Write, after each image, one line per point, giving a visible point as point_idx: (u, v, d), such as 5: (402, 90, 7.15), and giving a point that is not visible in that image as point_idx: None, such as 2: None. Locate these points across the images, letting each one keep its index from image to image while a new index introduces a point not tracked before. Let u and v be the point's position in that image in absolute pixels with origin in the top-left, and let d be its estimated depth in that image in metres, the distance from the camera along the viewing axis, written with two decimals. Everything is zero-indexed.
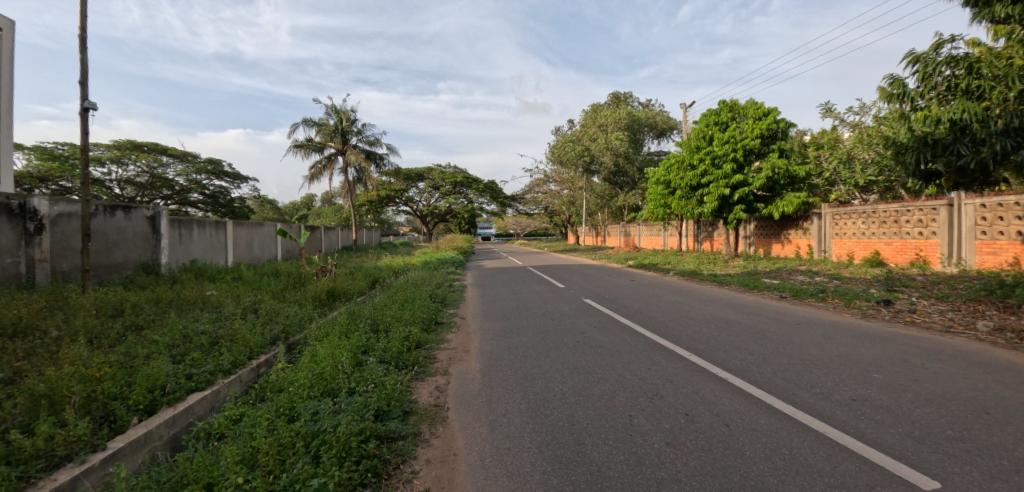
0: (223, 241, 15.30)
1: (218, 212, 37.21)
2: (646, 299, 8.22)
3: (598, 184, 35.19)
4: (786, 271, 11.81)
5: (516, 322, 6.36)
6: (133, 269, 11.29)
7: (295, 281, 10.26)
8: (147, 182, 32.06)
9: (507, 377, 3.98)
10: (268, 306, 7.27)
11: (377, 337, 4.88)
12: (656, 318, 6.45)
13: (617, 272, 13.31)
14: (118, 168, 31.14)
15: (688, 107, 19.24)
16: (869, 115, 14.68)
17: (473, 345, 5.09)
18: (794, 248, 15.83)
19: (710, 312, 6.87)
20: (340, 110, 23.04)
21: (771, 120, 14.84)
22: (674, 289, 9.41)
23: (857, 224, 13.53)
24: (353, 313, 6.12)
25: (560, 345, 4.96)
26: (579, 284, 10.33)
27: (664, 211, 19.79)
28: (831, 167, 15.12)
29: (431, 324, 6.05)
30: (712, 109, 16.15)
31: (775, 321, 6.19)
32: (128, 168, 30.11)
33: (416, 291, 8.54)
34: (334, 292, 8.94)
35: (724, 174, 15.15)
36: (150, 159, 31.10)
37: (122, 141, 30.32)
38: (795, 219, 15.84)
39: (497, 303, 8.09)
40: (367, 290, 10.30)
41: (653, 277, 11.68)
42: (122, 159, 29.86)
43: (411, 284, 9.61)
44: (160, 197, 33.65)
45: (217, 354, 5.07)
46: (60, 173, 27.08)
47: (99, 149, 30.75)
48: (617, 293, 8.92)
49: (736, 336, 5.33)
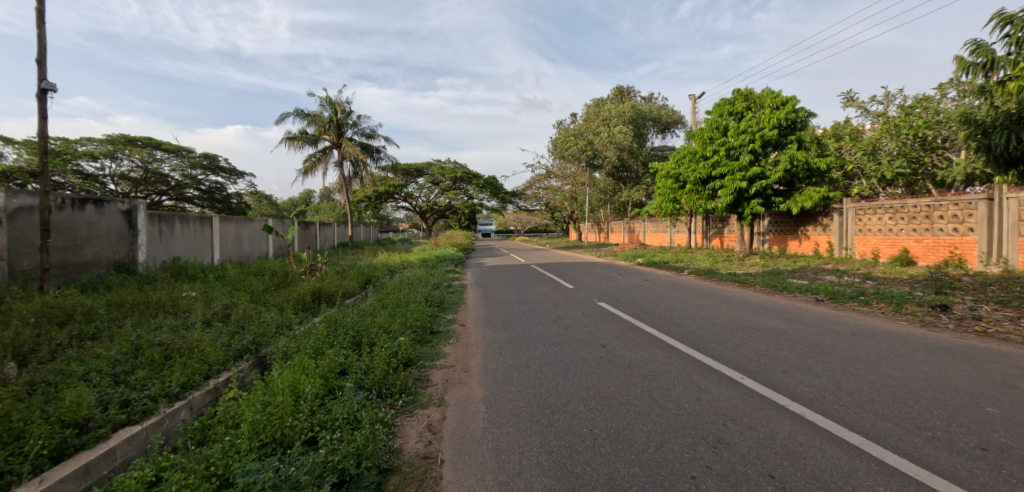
0: (208, 237, 14.43)
1: (212, 208, 36.41)
2: (667, 302, 7.36)
3: (601, 180, 34.31)
4: (812, 270, 10.98)
5: (524, 330, 5.52)
6: (107, 268, 10.44)
7: (279, 281, 9.39)
8: (141, 178, 31.17)
9: (519, 409, 3.14)
10: (242, 311, 6.43)
11: (357, 354, 4.01)
12: (686, 326, 5.60)
13: (627, 271, 12.47)
14: (110, 162, 30.31)
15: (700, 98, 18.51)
16: (895, 104, 13.74)
17: (474, 362, 4.24)
18: (813, 245, 14.96)
19: (745, 319, 6.01)
20: (335, 101, 22.13)
21: (790, 110, 13.93)
22: (695, 290, 8.55)
23: (884, 220, 12.66)
24: (334, 321, 5.28)
25: (578, 363, 4.11)
26: (589, 285, 9.46)
27: (672, 207, 18.87)
28: (853, 160, 14.19)
29: (425, 334, 5.20)
30: (726, 98, 15.23)
31: (824, 330, 5.34)
32: (121, 163, 29.27)
33: (411, 292, 7.72)
34: (319, 294, 8.08)
35: (740, 167, 14.24)
36: (145, 154, 30.07)
37: (115, 135, 29.44)
38: (814, 214, 14.97)
39: (501, 306, 7.23)
40: (357, 290, 9.46)
41: (667, 277, 10.82)
42: (114, 154, 29.02)
43: (405, 285, 8.74)
44: (154, 193, 32.82)
45: (167, 373, 4.23)
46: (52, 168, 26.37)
47: (90, 143, 29.91)
48: (634, 296, 8.05)
49: (787, 350, 4.48)
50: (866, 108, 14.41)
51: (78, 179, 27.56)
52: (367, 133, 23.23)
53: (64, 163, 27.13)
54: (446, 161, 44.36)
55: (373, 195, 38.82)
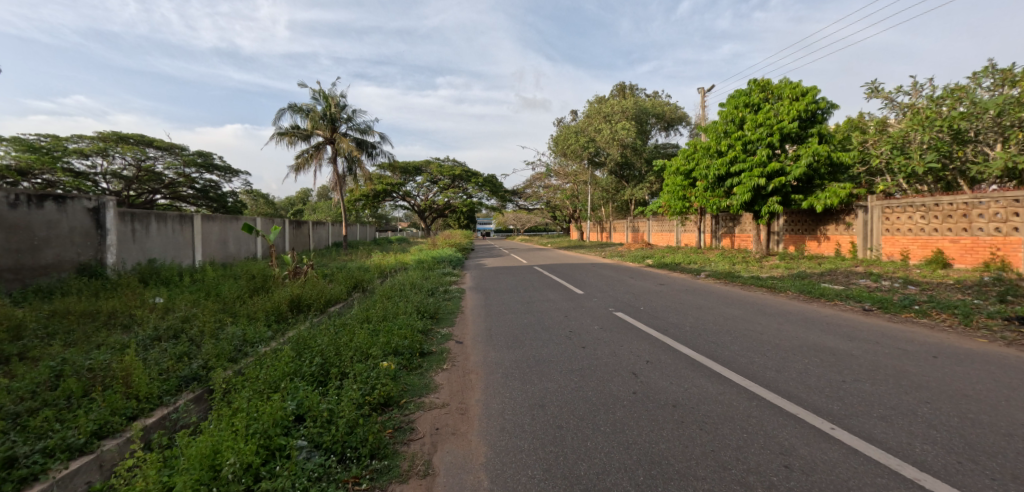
0: (189, 237, 13.49)
1: (207, 207, 35.44)
2: (693, 312, 6.46)
3: (603, 178, 33.38)
4: (842, 273, 10.08)
5: (533, 348, 4.62)
6: (71, 271, 9.48)
7: (257, 286, 8.44)
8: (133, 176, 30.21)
9: (538, 484, 2.23)
10: (203, 325, 5.49)
11: (320, 391, 3.09)
12: (726, 343, 4.70)
13: (639, 273, 11.54)
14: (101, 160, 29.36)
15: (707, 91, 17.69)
16: (923, 96, 12.91)
17: (473, 400, 3.32)
18: (834, 246, 14.05)
19: (793, 334, 5.11)
20: (328, 95, 21.14)
21: (811, 101, 12.97)
22: (721, 297, 7.64)
23: (914, 219, 11.73)
24: (302, 340, 4.34)
25: (608, 402, 3.21)
26: (601, 290, 8.53)
27: (682, 205, 17.95)
28: (878, 154, 13.24)
29: (412, 356, 4.27)
30: (742, 89, 14.23)
31: (897, 351, 4.44)
32: (112, 161, 28.29)
33: (403, 301, 6.80)
34: (298, 303, 7.14)
35: (758, 162, 13.25)
36: (136, 152, 29.08)
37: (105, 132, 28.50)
38: (835, 212, 14.04)
39: (503, 317, 6.29)
40: (343, 297, 8.53)
41: (684, 280, 9.91)
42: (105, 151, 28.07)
43: (397, 291, 7.80)
44: (145, 191, 31.86)
45: (78, 414, 3.31)
46: (40, 166, 25.39)
47: (79, 140, 28.92)
48: (654, 304, 7.12)
49: (868, 381, 3.58)
50: (892, 99, 13.53)
51: (67, 177, 26.59)
52: (362, 129, 22.27)
53: (53, 161, 26.15)
54: (445, 160, 43.41)
55: (370, 194, 37.87)
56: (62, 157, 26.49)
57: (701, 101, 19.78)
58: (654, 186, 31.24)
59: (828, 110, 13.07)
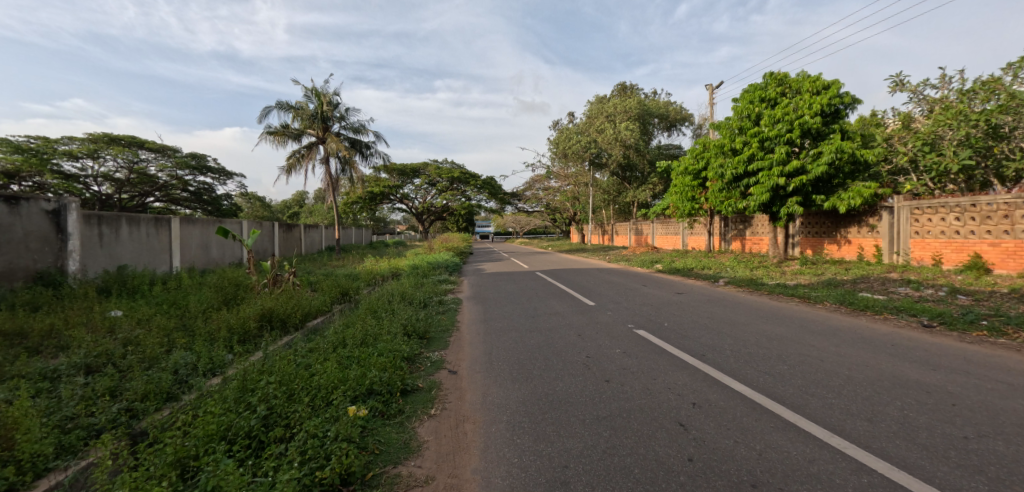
0: (166, 242, 12.54)
1: (202, 210, 34.42)
2: (726, 328, 5.56)
3: (605, 180, 32.52)
4: (878, 280, 9.19)
5: (543, 382, 3.71)
6: (25, 280, 8.53)
7: (227, 298, 7.48)
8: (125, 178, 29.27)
9: None
10: (146, 348, 4.57)
11: (247, 472, 2.17)
12: (783, 375, 3.80)
13: (652, 280, 10.63)
14: (92, 161, 28.42)
15: (715, 89, 16.89)
16: (952, 89, 12.07)
17: (467, 473, 2.40)
18: (857, 249, 13.16)
19: (860, 361, 4.22)
20: (320, 93, 20.23)
21: (833, 95, 12.12)
22: (752, 309, 6.74)
23: (947, 220, 10.83)
24: (250, 376, 3.41)
25: (656, 477, 2.30)
26: (615, 300, 7.61)
27: (691, 206, 17.08)
28: (905, 151, 12.36)
29: (390, 397, 3.34)
30: (757, 83, 13.35)
31: (1004, 387, 3.54)
32: (102, 163, 27.34)
33: (390, 316, 5.87)
34: (270, 318, 6.20)
35: (777, 161, 12.34)
36: (128, 154, 28.17)
37: (96, 133, 27.61)
38: (857, 214, 13.14)
39: (505, 336, 5.35)
40: (326, 309, 7.59)
41: (703, 289, 9.02)
42: (95, 153, 27.14)
43: (383, 303, 6.87)
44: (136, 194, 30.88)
45: None
46: (28, 168, 24.49)
47: (69, 141, 27.99)
48: (677, 318, 6.20)
49: (999, 438, 2.69)
50: (919, 93, 12.70)
51: (56, 179, 25.61)
52: (356, 128, 21.36)
53: (41, 162, 25.20)
54: (443, 161, 42.53)
55: (366, 196, 36.96)
56: (51, 158, 25.54)
57: (710, 98, 18.93)
58: (657, 187, 30.38)
59: (852, 104, 12.21)
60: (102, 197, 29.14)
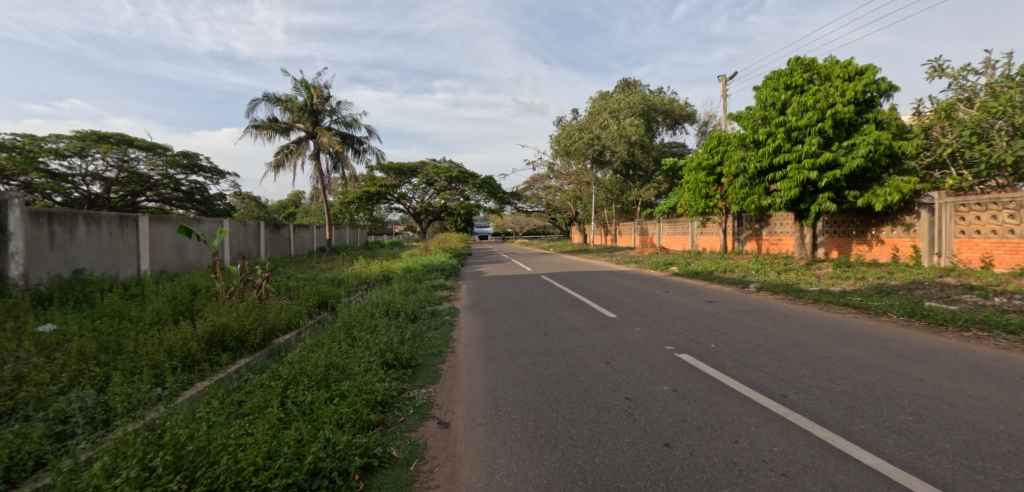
0: (133, 243, 11.35)
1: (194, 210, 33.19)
2: (792, 352, 4.41)
3: (607, 179, 31.40)
4: (934, 286, 8.04)
5: (575, 448, 2.57)
6: None
7: (181, 309, 6.28)
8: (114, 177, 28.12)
9: None
10: (31, 390, 3.39)
11: None
12: (922, 437, 2.66)
13: (673, 285, 9.49)
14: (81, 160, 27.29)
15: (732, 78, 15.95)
16: (999, 74, 10.95)
17: None
18: (892, 250, 12.02)
19: (1005, 407, 3.07)
20: (310, 85, 19.07)
21: (868, 80, 11.01)
22: (809, 325, 5.58)
23: (999, 218, 9.60)
24: (130, 452, 2.23)
25: None
26: (640, 312, 6.46)
27: (705, 204, 15.93)
28: (947, 142, 11.21)
29: (346, 484, 2.19)
30: (780, 69, 12.24)
31: None
32: (90, 161, 26.17)
33: (367, 336, 4.68)
34: (221, 338, 5.02)
35: (806, 153, 11.17)
36: (117, 152, 27.01)
37: (84, 131, 26.49)
38: (891, 212, 12.00)
39: (512, 365, 4.17)
40: (298, 323, 6.42)
41: (735, 295, 7.86)
42: (82, 151, 26.00)
43: (364, 316, 5.71)
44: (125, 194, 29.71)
45: None
46: (12, 166, 23.29)
47: (57, 139, 26.85)
48: (723, 337, 5.04)
49: None
50: (961, 79, 11.55)
51: (42, 178, 24.41)
52: (347, 122, 20.18)
53: (27, 160, 23.98)
54: (441, 160, 41.41)
55: (362, 196, 35.79)
56: (38, 155, 24.34)
57: (723, 90, 17.79)
58: (662, 185, 29.29)
59: (888, 91, 11.07)
60: (91, 197, 27.95)
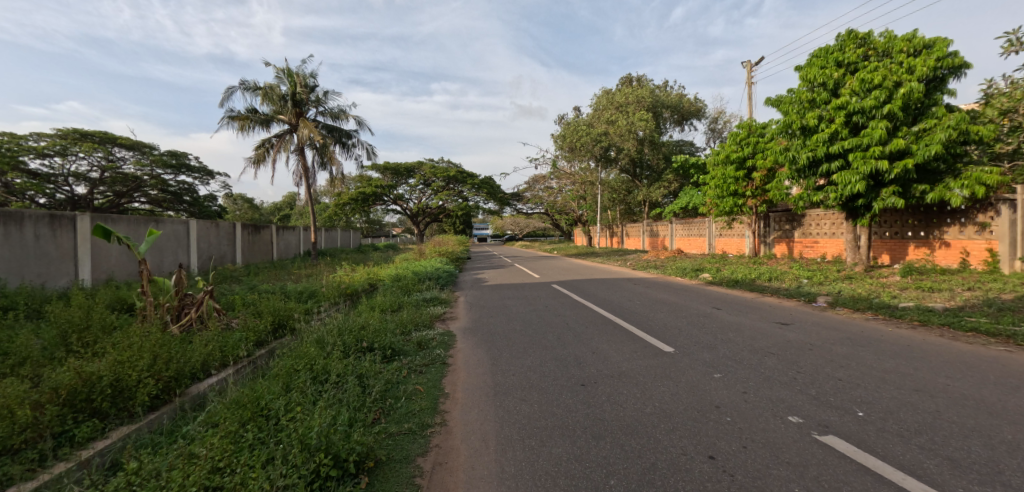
0: (67, 247, 9.48)
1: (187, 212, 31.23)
2: (1009, 433, 2.67)
3: (612, 178, 29.26)
4: None
5: None
6: None
7: (66, 342, 4.46)
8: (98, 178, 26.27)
9: None
10: None
11: None
12: None
13: (719, 298, 7.72)
14: (63, 159, 25.44)
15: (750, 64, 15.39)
16: None
17: None
18: (960, 254, 10.27)
19: None
20: (294, 72, 17.28)
21: (940, 54, 9.22)
22: (970, 372, 3.79)
23: None
24: None
25: None
26: (708, 343, 4.69)
27: (734, 203, 14.19)
28: None
29: None
30: (829, 45, 10.51)
31: None
32: (71, 160, 24.34)
33: (306, 406, 2.87)
34: (85, 397, 3.24)
35: (870, 140, 9.38)
36: (100, 151, 25.18)
37: (65, 128, 24.70)
38: (961, 210, 10.25)
39: (547, 466, 2.37)
40: (232, 360, 4.59)
41: (813, 315, 6.10)
42: (63, 149, 24.20)
43: (319, 353, 3.93)
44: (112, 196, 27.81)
45: None
46: None
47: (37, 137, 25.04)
48: (862, 393, 3.28)
49: None
50: None
51: (20, 178, 22.50)
52: (334, 113, 18.37)
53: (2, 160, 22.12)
54: (440, 160, 39.70)
55: (357, 197, 33.97)
56: (18, 154, 22.29)
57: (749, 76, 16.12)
58: (672, 185, 27.60)
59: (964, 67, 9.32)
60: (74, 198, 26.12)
